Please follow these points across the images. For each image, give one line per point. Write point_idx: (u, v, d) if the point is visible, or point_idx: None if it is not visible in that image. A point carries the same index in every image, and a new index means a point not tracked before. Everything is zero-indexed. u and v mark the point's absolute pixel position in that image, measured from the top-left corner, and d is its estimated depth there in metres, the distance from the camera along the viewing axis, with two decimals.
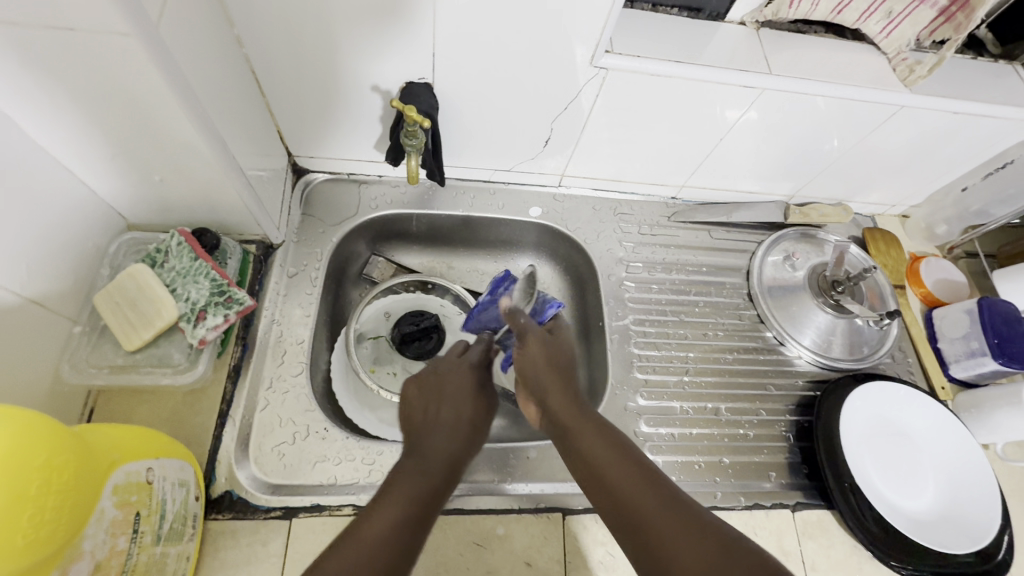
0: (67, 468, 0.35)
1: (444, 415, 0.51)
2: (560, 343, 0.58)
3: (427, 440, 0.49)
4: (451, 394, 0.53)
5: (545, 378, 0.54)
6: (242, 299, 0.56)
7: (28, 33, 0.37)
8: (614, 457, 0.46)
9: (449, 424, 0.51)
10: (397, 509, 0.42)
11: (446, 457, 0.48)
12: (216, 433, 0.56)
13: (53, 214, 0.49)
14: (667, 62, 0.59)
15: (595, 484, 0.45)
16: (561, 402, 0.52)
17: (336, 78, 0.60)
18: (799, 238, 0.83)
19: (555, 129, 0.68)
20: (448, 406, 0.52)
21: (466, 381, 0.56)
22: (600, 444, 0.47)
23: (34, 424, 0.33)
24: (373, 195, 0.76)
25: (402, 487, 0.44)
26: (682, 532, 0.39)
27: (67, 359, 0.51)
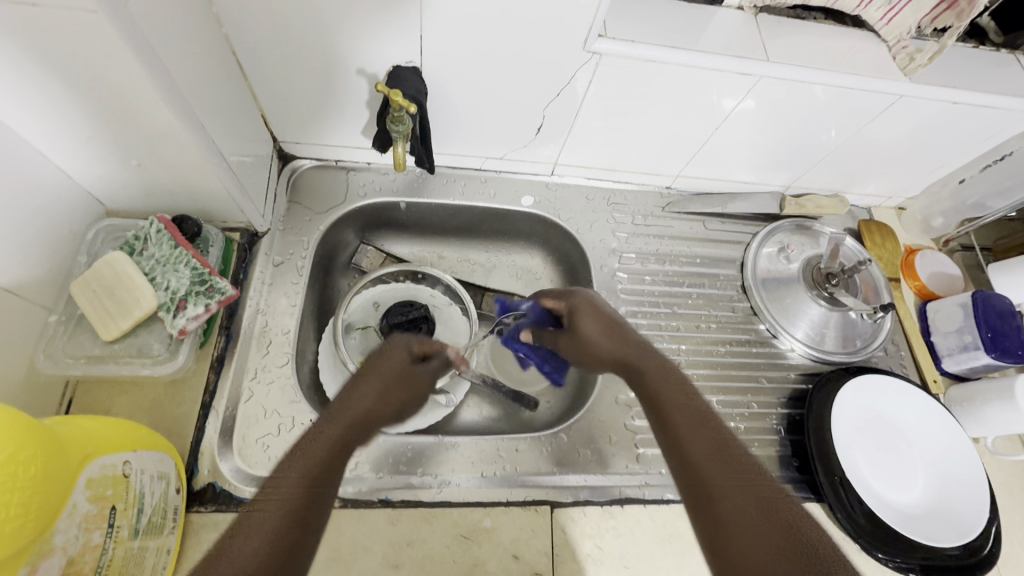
0: (36, 462, 0.34)
1: (353, 411, 0.52)
2: (589, 345, 0.60)
3: (333, 427, 0.51)
4: (368, 404, 0.52)
5: (609, 343, 0.58)
6: (224, 289, 0.55)
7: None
8: (692, 411, 0.50)
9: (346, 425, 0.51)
10: (285, 501, 0.43)
11: (343, 442, 0.50)
12: (199, 424, 0.55)
13: (24, 199, 0.47)
14: (662, 47, 0.57)
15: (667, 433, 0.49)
16: (654, 369, 0.54)
17: (321, 61, 0.58)
18: (795, 230, 0.82)
19: (547, 116, 0.67)
20: (355, 411, 0.52)
21: (386, 384, 0.54)
22: (680, 400, 0.51)
23: (0, 420, 0.32)
24: (362, 182, 0.74)
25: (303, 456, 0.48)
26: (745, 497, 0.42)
27: (43, 349, 0.50)
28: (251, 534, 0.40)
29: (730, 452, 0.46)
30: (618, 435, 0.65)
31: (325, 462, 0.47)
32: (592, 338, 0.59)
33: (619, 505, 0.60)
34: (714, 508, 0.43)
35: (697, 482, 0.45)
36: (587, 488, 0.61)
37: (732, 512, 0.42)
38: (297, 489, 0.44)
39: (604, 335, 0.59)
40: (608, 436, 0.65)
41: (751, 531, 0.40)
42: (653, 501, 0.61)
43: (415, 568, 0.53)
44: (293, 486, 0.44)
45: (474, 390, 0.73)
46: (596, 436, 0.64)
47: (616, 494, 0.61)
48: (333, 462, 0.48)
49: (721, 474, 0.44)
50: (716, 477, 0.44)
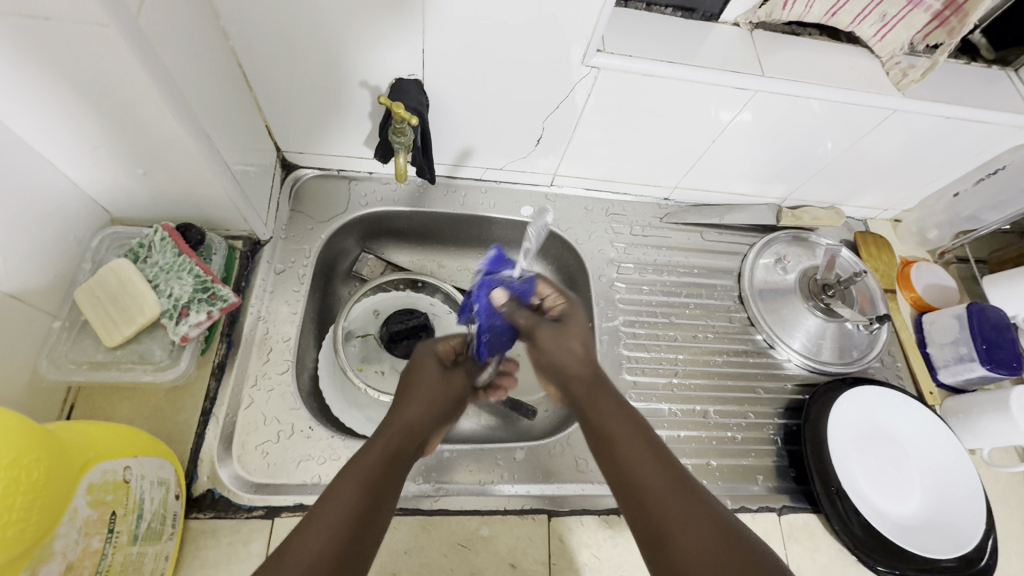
0: (40, 467, 0.34)
1: (414, 407, 0.50)
2: (572, 332, 0.49)
3: (396, 422, 0.48)
4: (430, 392, 0.51)
5: (559, 352, 0.48)
6: (226, 296, 0.56)
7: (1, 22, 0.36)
8: (628, 432, 0.44)
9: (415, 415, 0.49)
10: (356, 494, 0.41)
11: (414, 429, 0.48)
12: (199, 431, 0.56)
13: (32, 206, 0.48)
14: (659, 62, 0.59)
15: (609, 464, 0.44)
16: (581, 376, 0.48)
17: (325, 73, 0.59)
18: (792, 241, 0.83)
19: (547, 128, 0.68)
20: (418, 404, 0.50)
21: (440, 382, 0.53)
22: (625, 424, 0.45)
23: (7, 424, 0.32)
24: (364, 192, 0.75)
25: (325, 518, 0.38)
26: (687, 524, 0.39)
27: (46, 355, 0.50)
28: (320, 525, 0.38)
29: (668, 467, 0.42)
30: None
31: (394, 456, 0.45)
32: (553, 361, 0.48)
33: (616, 515, 0.59)
34: (670, 554, 0.38)
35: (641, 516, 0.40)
36: (584, 498, 0.61)
37: (693, 557, 0.37)
38: (367, 480, 0.42)
39: (565, 349, 0.48)
40: None
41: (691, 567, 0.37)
42: None
43: None
44: (363, 478, 0.42)
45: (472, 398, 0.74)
46: None
47: (613, 503, 0.60)
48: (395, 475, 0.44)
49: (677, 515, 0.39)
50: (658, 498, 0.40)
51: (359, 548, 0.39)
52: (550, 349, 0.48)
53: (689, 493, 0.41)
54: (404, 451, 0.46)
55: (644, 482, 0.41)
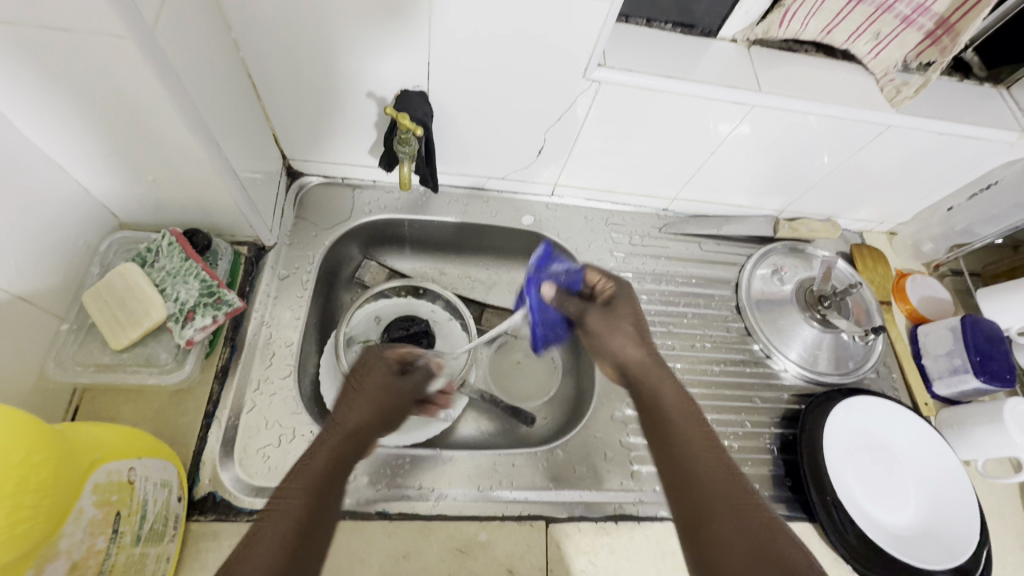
0: (48, 466, 0.35)
1: (353, 415, 0.49)
2: (620, 313, 0.54)
3: (338, 429, 0.48)
4: (374, 393, 0.51)
5: (613, 332, 0.53)
6: (231, 301, 0.56)
7: (21, 32, 0.37)
8: (689, 420, 0.47)
9: (357, 421, 0.49)
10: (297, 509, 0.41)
11: (355, 437, 0.48)
12: (202, 434, 0.56)
13: (43, 210, 0.49)
14: (659, 77, 0.60)
15: (662, 446, 0.46)
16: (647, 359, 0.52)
17: (332, 84, 0.60)
18: (788, 253, 0.85)
19: (548, 139, 0.69)
20: (360, 409, 0.50)
21: (385, 388, 0.52)
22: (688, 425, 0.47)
23: (18, 423, 0.33)
24: (367, 199, 0.77)
25: (267, 539, 0.38)
26: (730, 511, 0.41)
27: (53, 357, 0.51)
28: (256, 551, 0.38)
29: (720, 458, 0.45)
30: (613, 451, 0.66)
31: (334, 468, 0.45)
32: (611, 347, 0.53)
33: (614, 522, 0.60)
34: (709, 542, 0.41)
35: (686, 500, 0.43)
36: (582, 504, 0.62)
37: (731, 549, 0.39)
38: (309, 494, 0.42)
39: (617, 327, 0.53)
40: (604, 452, 0.65)
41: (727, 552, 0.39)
42: (647, 518, 0.61)
43: None
44: (303, 492, 0.42)
45: (472, 405, 0.75)
46: (592, 452, 0.65)
47: (611, 510, 0.61)
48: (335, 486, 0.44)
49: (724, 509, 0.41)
50: (706, 484, 0.43)
51: (304, 566, 0.39)
52: (607, 336, 0.53)
53: (739, 493, 0.42)
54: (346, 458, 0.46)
55: (696, 474, 0.43)
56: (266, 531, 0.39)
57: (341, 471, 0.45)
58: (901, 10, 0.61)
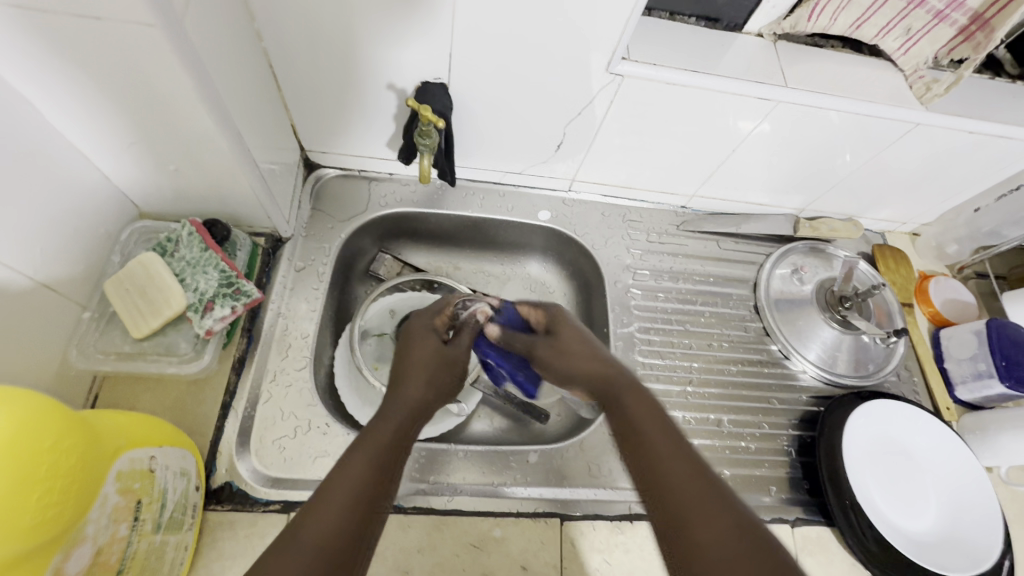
0: (77, 456, 0.35)
1: (415, 383, 0.50)
2: (567, 341, 0.55)
3: (401, 394, 0.49)
4: (435, 365, 0.53)
5: (565, 359, 0.54)
6: (250, 291, 0.56)
7: (51, 21, 0.37)
8: (654, 424, 0.42)
9: (420, 390, 0.50)
10: (368, 469, 0.39)
11: (420, 403, 0.49)
12: (219, 424, 0.56)
13: (66, 199, 0.49)
14: (683, 71, 0.59)
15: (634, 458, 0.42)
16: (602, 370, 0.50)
17: (352, 74, 0.60)
18: (809, 252, 0.83)
19: (568, 133, 0.68)
20: (420, 378, 0.51)
21: (439, 359, 0.54)
22: (651, 423, 0.43)
23: (50, 411, 0.34)
24: (384, 192, 0.76)
25: (343, 480, 0.38)
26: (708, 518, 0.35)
27: (75, 345, 0.51)
28: (334, 496, 0.37)
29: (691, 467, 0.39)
30: None
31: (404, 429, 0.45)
32: (569, 364, 0.53)
33: (628, 522, 0.59)
34: (686, 548, 0.35)
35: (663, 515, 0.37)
36: (596, 503, 0.61)
37: (713, 551, 0.34)
38: (378, 457, 0.41)
39: (566, 350, 0.54)
40: (619, 451, 0.65)
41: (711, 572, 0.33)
42: None
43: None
44: (373, 455, 0.41)
45: (485, 400, 0.75)
46: (607, 451, 0.65)
47: (626, 510, 0.60)
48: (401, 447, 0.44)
49: (697, 510, 0.36)
50: (676, 494, 0.37)
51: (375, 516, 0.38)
52: (556, 356, 0.55)
53: (712, 492, 0.37)
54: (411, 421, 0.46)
55: (665, 475, 0.39)
56: (341, 480, 0.38)
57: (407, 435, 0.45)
58: (935, 5, 0.60)
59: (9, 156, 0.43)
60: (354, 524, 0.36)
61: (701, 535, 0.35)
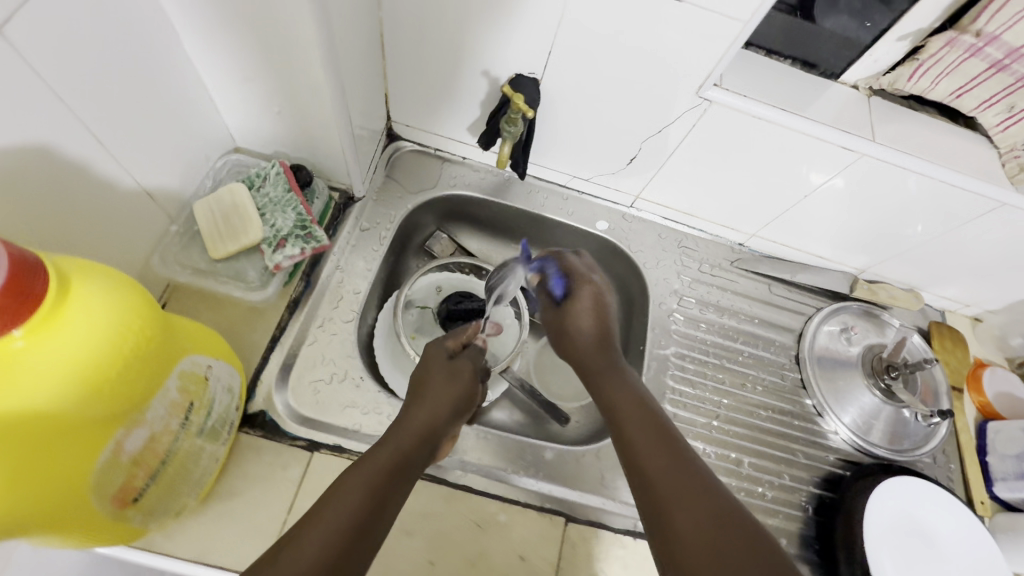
0: (150, 344, 0.37)
1: (420, 411, 0.53)
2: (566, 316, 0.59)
3: (404, 423, 0.51)
4: (445, 375, 0.57)
5: (588, 340, 0.57)
6: (320, 238, 0.59)
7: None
8: (632, 409, 0.50)
9: (430, 417, 0.53)
10: (351, 506, 0.40)
11: (428, 430, 0.52)
12: (265, 354, 0.60)
13: (177, 117, 0.53)
14: (772, 108, 0.60)
15: (622, 447, 0.48)
16: (592, 359, 0.56)
17: (450, 56, 0.62)
18: (862, 314, 0.80)
19: (642, 150, 0.69)
20: (427, 407, 0.53)
21: (444, 378, 0.57)
22: (646, 423, 0.48)
23: (133, 298, 0.36)
24: (454, 174, 0.79)
25: (331, 512, 0.40)
26: (688, 497, 0.41)
27: (159, 252, 0.55)
28: (320, 527, 0.38)
29: (674, 450, 0.45)
30: None
31: (404, 458, 0.47)
32: (580, 329, 0.58)
33: (632, 538, 0.59)
34: (668, 528, 0.40)
35: (647, 497, 0.43)
36: (603, 512, 0.61)
37: (690, 524, 0.40)
38: (362, 492, 0.42)
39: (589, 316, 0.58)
40: None
41: (684, 525, 0.40)
42: None
43: (426, 542, 0.55)
44: (365, 483, 0.43)
45: (508, 392, 0.76)
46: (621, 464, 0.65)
47: (631, 525, 0.61)
48: (394, 480, 0.45)
49: (691, 511, 0.40)
50: (662, 473, 0.43)
51: (359, 549, 0.39)
52: (578, 314, 0.58)
53: (694, 482, 0.42)
54: (418, 455, 0.49)
55: (650, 473, 0.44)
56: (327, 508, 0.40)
57: (408, 462, 0.47)
58: None
59: (140, 68, 0.47)
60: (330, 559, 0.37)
61: (682, 505, 0.41)
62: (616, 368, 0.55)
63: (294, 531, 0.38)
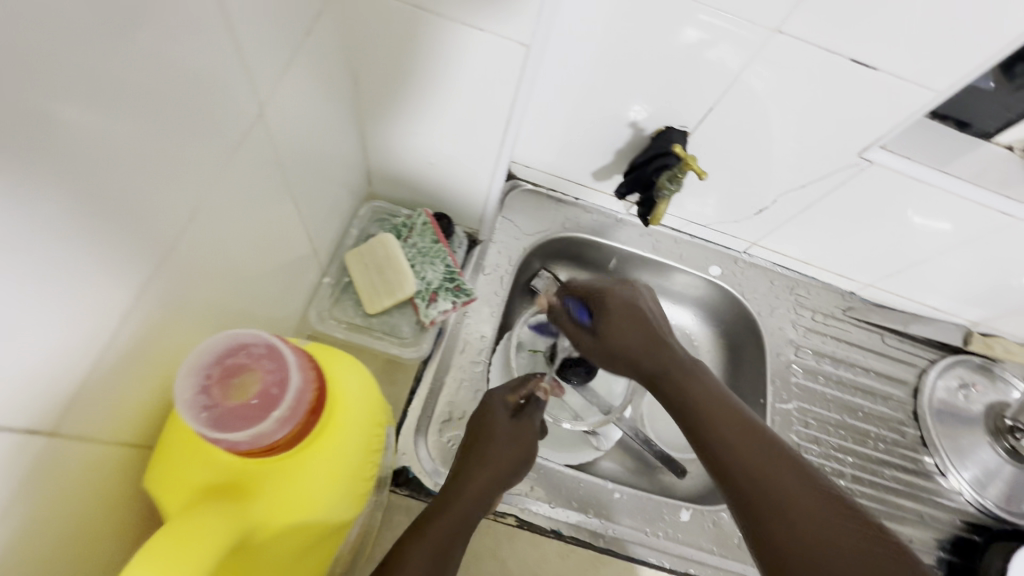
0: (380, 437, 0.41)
1: (478, 474, 0.50)
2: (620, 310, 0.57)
3: (463, 482, 0.49)
4: (506, 436, 0.53)
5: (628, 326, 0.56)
6: (468, 290, 0.56)
7: (439, 23, 0.42)
8: (704, 393, 0.51)
9: (485, 484, 0.49)
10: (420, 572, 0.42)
11: (482, 497, 0.49)
12: (405, 407, 0.59)
13: (338, 168, 0.53)
14: (931, 169, 0.58)
15: (693, 432, 0.50)
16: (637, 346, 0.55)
17: (596, 106, 0.61)
18: (977, 369, 0.80)
19: (776, 203, 0.68)
20: (484, 470, 0.50)
21: (503, 438, 0.53)
22: (710, 396, 0.50)
23: (372, 393, 0.40)
24: (567, 215, 0.78)
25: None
26: (785, 469, 0.44)
27: (313, 306, 0.56)
28: None
29: (755, 432, 0.48)
30: None
31: (464, 523, 0.46)
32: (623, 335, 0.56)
33: None
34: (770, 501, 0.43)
35: (731, 477, 0.46)
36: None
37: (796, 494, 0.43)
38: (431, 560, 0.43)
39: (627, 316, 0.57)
40: None
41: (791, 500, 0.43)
42: None
43: None
44: (431, 550, 0.43)
45: (621, 440, 0.75)
46: None
47: None
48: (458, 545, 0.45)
49: (785, 477, 0.44)
50: (748, 452, 0.46)
51: None
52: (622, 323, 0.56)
53: (779, 457, 0.45)
54: (473, 519, 0.48)
55: (735, 453, 0.46)
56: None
57: (464, 529, 0.46)
58: None
59: (325, 125, 0.47)
60: None
61: (773, 479, 0.44)
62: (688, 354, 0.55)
63: None
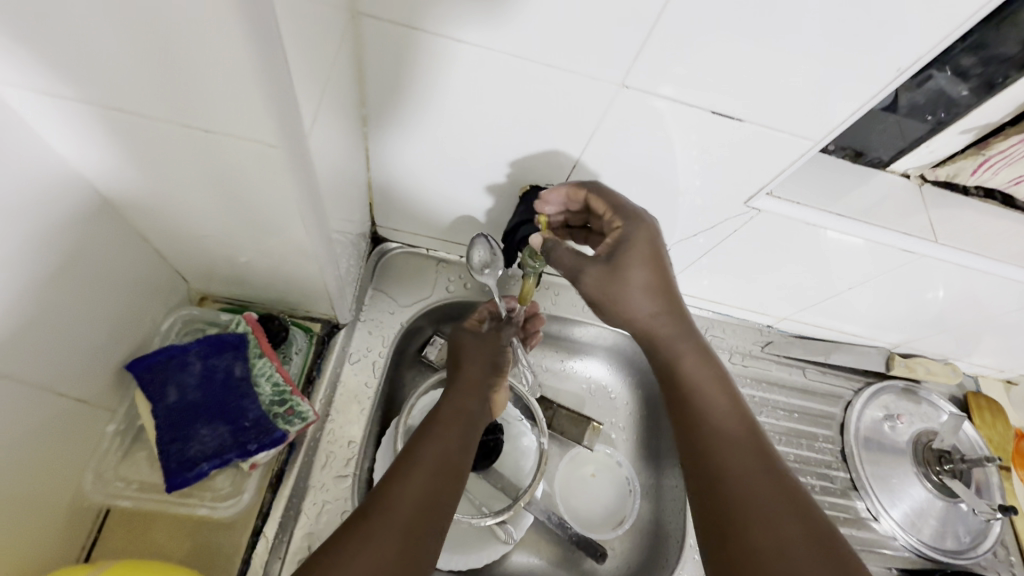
0: None
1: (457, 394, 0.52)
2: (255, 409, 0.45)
3: (448, 402, 0.51)
4: (480, 357, 0.56)
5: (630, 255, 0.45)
6: (304, 413, 0.48)
7: (155, 127, 0.31)
8: (693, 357, 0.45)
9: (472, 398, 0.52)
10: (419, 488, 0.42)
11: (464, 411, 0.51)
12: (247, 555, 0.47)
13: (119, 288, 0.42)
14: (828, 213, 0.52)
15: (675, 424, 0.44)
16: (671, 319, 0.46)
17: (448, 169, 0.53)
18: (901, 393, 0.76)
19: (672, 252, 0.62)
20: (463, 390, 0.53)
21: (476, 365, 0.56)
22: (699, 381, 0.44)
23: None
24: (451, 276, 0.68)
25: (402, 492, 0.41)
26: (751, 470, 0.40)
27: (93, 467, 0.43)
28: (391, 512, 0.40)
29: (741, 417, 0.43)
30: None
31: (446, 448, 0.46)
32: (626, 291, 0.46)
33: None
34: (730, 539, 0.37)
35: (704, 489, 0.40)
36: None
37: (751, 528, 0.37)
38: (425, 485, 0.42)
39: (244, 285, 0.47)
40: None
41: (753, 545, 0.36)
42: None
43: None
44: (421, 485, 0.42)
45: (536, 525, 0.67)
46: None
47: None
48: (445, 483, 0.44)
49: (762, 497, 0.38)
50: (721, 470, 0.40)
51: (439, 509, 0.42)
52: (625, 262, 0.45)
53: (748, 455, 0.40)
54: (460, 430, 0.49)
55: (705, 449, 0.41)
56: (389, 503, 0.40)
57: (456, 457, 0.46)
58: None
59: (56, 265, 0.36)
60: (407, 534, 0.39)
61: (737, 491, 0.39)
62: (648, 307, 0.46)
63: (379, 493, 0.42)
